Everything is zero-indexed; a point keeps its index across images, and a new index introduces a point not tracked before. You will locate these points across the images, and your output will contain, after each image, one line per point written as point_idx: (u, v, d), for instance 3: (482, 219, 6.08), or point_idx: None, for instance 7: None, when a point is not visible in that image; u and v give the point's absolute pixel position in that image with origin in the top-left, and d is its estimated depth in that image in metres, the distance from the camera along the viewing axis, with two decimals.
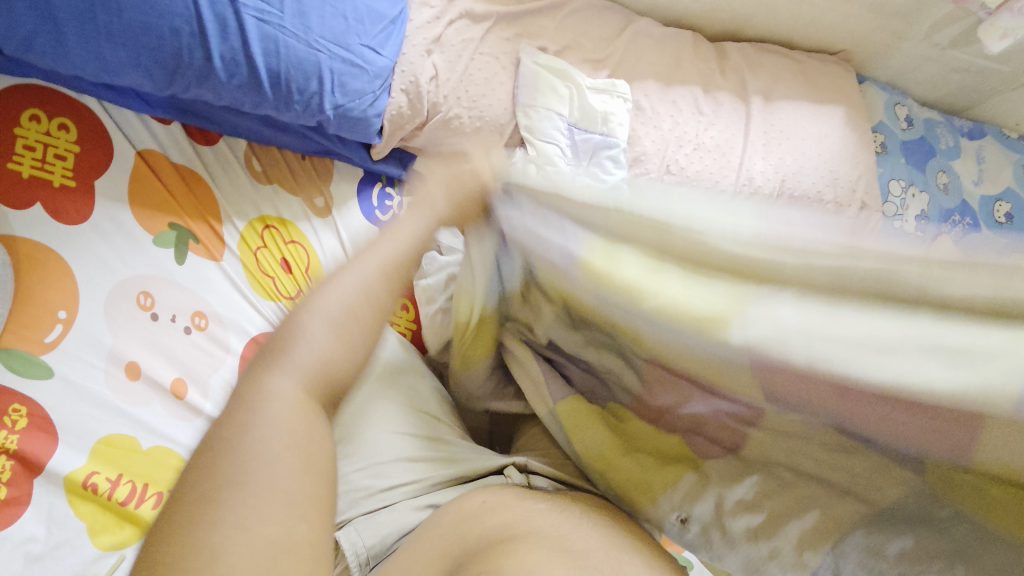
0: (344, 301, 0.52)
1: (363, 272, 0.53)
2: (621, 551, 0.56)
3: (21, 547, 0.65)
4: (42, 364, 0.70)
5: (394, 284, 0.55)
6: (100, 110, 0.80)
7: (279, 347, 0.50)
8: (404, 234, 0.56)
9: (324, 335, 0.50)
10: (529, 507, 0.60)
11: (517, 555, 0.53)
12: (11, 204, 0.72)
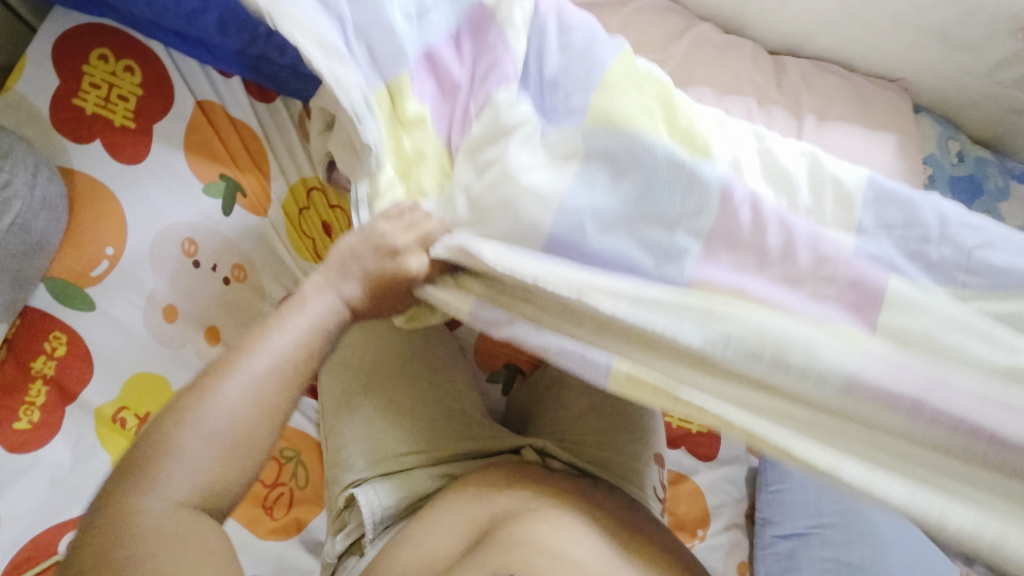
0: (229, 415, 0.51)
1: (250, 379, 0.52)
2: (631, 530, 0.61)
3: (47, 470, 0.69)
4: (85, 298, 0.73)
5: (282, 393, 0.53)
6: (165, 57, 0.80)
7: (148, 463, 0.49)
8: (269, 355, 0.54)
9: (200, 450, 0.49)
10: (553, 486, 0.64)
11: (535, 523, 0.57)
12: (73, 137, 0.74)
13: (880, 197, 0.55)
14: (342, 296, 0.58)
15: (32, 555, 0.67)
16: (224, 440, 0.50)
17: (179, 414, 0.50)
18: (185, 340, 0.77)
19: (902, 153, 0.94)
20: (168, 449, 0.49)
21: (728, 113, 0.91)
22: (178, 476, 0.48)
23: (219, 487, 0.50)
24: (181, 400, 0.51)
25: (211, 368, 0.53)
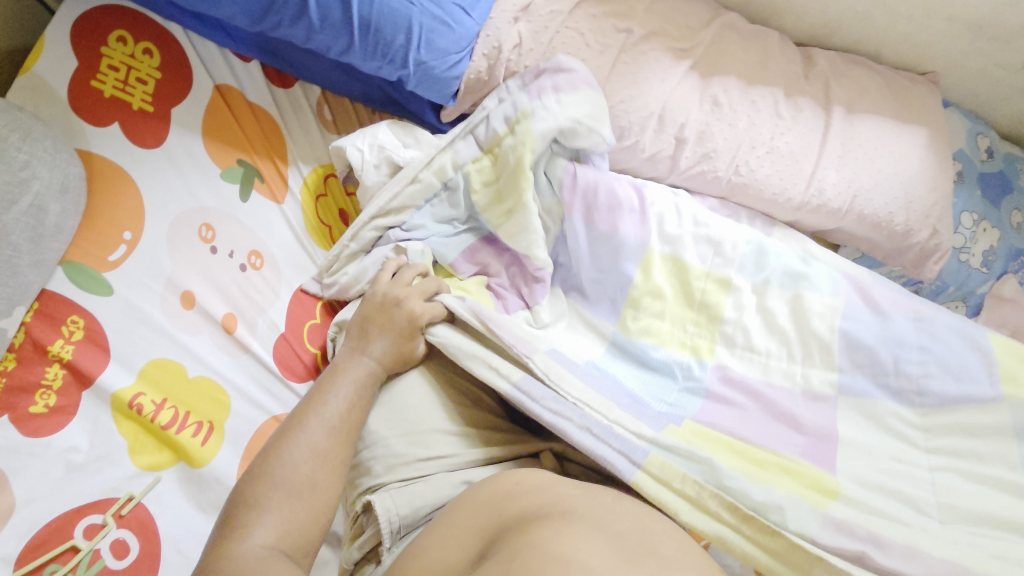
0: (300, 463, 0.60)
1: (314, 436, 0.62)
2: (655, 537, 0.55)
3: (63, 455, 0.69)
4: (102, 281, 0.72)
5: (344, 440, 0.64)
6: (184, 39, 0.80)
7: (238, 511, 0.57)
8: (337, 403, 0.65)
9: (280, 496, 0.58)
10: (564, 493, 0.58)
11: (553, 530, 0.52)
12: (90, 119, 0.73)
13: (850, 346, 0.72)
14: (373, 357, 0.69)
15: (48, 538, 0.67)
16: (302, 489, 0.59)
17: (259, 474, 0.59)
18: (202, 327, 0.77)
19: (931, 147, 0.92)
20: (253, 496, 0.58)
21: (754, 104, 0.89)
22: (267, 515, 0.57)
23: (298, 527, 0.58)
24: (263, 460, 0.60)
25: (280, 435, 0.62)
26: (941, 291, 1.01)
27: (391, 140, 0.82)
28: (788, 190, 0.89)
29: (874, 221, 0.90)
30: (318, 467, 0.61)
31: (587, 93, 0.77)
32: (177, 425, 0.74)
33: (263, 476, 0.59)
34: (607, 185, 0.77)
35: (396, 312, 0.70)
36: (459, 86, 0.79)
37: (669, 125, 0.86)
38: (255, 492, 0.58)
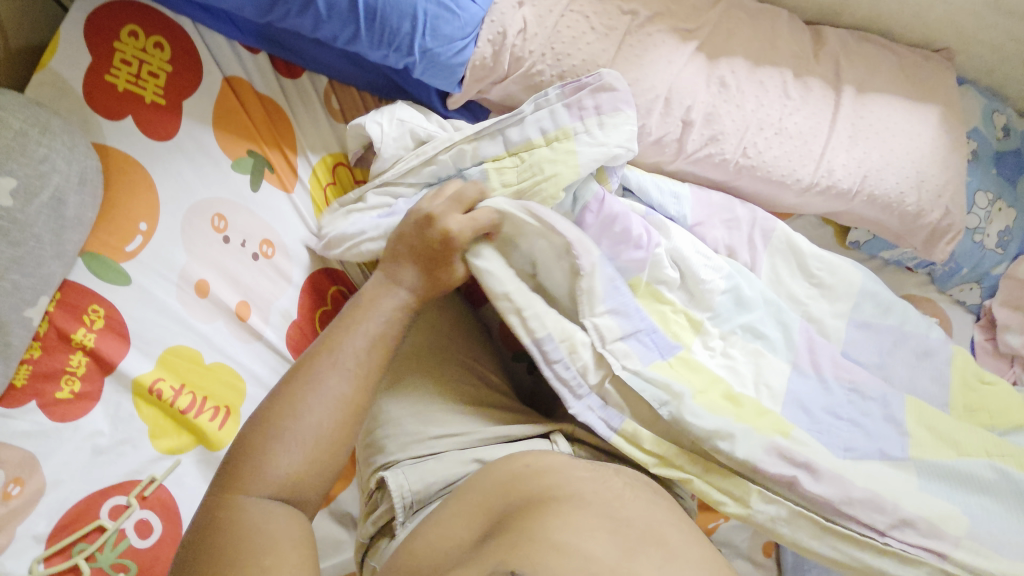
0: (316, 408, 0.62)
1: (329, 382, 0.63)
2: (660, 525, 0.57)
3: (89, 439, 0.71)
4: (120, 271, 0.74)
5: (359, 385, 0.65)
6: (193, 32, 0.81)
7: (251, 447, 0.60)
8: (357, 344, 0.66)
9: (289, 440, 0.60)
10: (574, 477, 0.58)
11: (563, 519, 0.54)
12: (104, 113, 0.75)
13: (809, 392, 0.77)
14: (405, 287, 0.69)
15: (75, 518, 0.70)
16: (308, 438, 0.61)
17: (276, 413, 0.62)
18: (216, 315, 0.79)
19: (944, 125, 0.90)
20: (265, 438, 0.60)
21: (762, 85, 0.88)
22: (274, 453, 0.60)
23: (304, 474, 0.61)
24: (278, 395, 0.63)
25: (296, 370, 0.64)
26: (955, 272, 1.00)
27: (412, 115, 0.81)
28: (797, 171, 0.88)
29: (885, 203, 0.89)
30: (331, 415, 0.62)
31: (626, 114, 0.77)
32: (195, 410, 0.77)
33: (277, 419, 0.61)
34: (625, 219, 0.77)
35: (429, 231, 0.69)
36: (465, 73, 0.79)
37: (676, 108, 0.86)
38: (268, 431, 0.61)
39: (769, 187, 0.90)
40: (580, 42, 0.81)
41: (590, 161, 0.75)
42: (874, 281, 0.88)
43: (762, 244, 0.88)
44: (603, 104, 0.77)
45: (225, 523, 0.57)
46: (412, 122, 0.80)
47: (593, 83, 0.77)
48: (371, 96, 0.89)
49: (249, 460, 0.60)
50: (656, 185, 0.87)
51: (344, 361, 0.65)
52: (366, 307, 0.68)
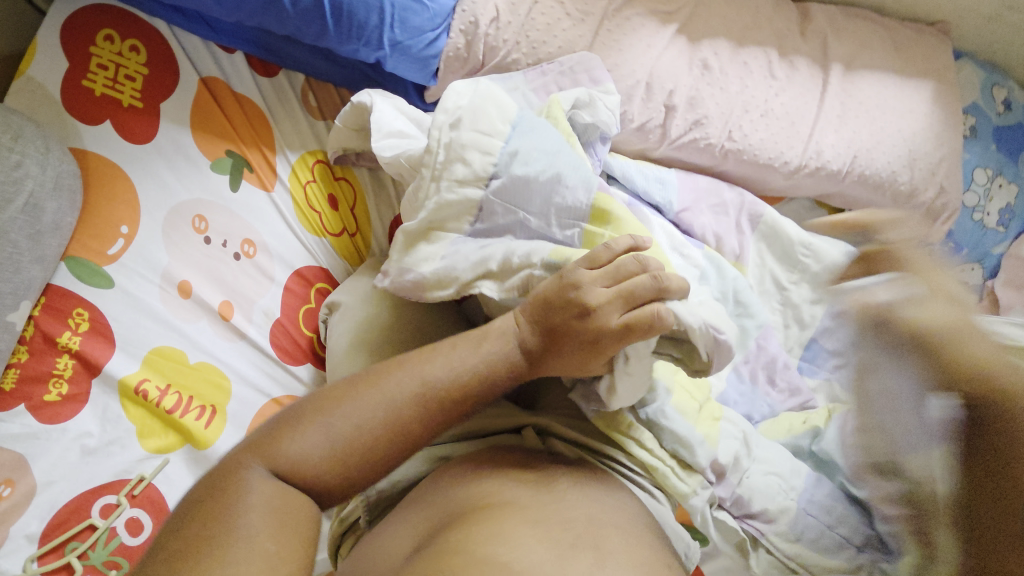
0: (380, 417, 0.55)
1: (401, 395, 0.56)
2: (599, 526, 0.56)
3: (78, 440, 0.72)
4: (103, 274, 0.75)
5: (430, 416, 0.56)
6: (169, 34, 0.81)
7: (299, 417, 0.55)
8: (441, 371, 0.58)
9: (335, 431, 0.54)
10: (517, 477, 0.60)
11: (492, 527, 0.53)
12: (82, 118, 0.75)
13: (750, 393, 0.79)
14: (519, 336, 0.60)
15: (67, 517, 0.71)
16: (347, 445, 0.54)
17: (342, 398, 0.56)
18: (200, 315, 0.79)
19: (937, 101, 0.88)
20: (316, 416, 0.54)
21: (746, 66, 0.86)
22: (306, 441, 0.53)
23: (339, 475, 0.54)
24: (336, 391, 0.57)
25: (369, 376, 0.58)
26: (956, 252, 0.97)
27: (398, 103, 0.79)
28: (784, 153, 0.86)
29: (877, 182, 0.87)
30: (396, 433, 0.55)
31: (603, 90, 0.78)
32: (181, 409, 0.77)
33: (335, 403, 0.55)
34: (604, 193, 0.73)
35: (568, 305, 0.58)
36: (439, 65, 0.78)
37: (657, 93, 0.84)
38: (321, 409, 0.55)
39: (756, 170, 0.87)
40: (554, 29, 0.80)
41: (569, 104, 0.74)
42: None
43: (750, 229, 0.87)
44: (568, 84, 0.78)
45: (240, 486, 0.50)
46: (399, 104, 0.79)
47: (570, 66, 0.79)
48: (348, 91, 0.90)
49: (294, 429, 0.54)
50: (640, 172, 0.85)
51: (424, 376, 0.57)
52: (471, 347, 0.60)
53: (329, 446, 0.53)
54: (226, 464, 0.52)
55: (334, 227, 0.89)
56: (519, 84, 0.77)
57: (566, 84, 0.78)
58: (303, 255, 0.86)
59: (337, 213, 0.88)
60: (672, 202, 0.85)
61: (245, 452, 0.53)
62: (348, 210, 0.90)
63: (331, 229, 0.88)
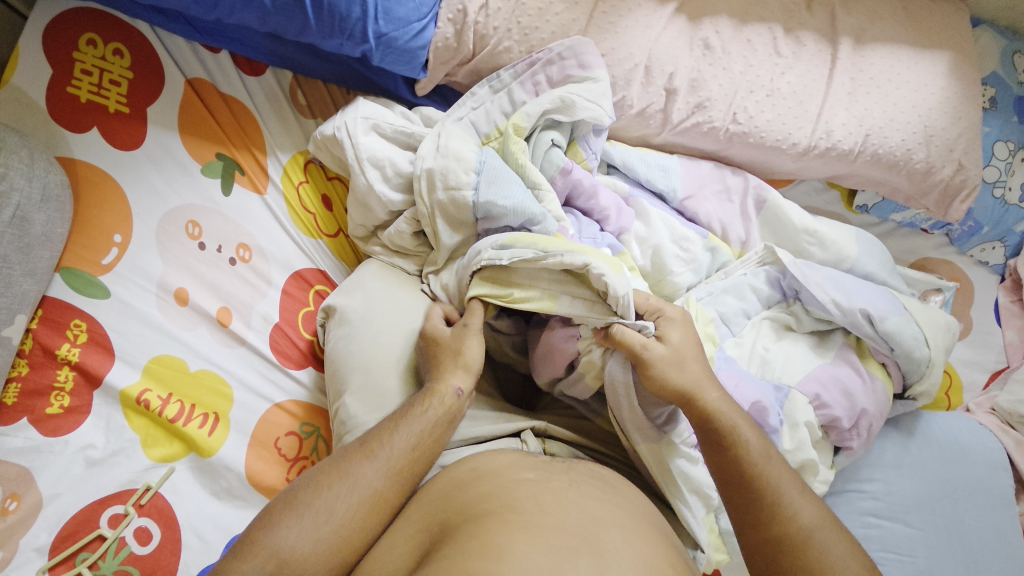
0: (349, 493, 0.59)
1: (367, 469, 0.60)
2: (599, 526, 0.55)
3: (81, 452, 0.72)
4: (99, 285, 0.74)
5: (393, 483, 0.61)
6: (152, 36, 0.79)
7: (279, 513, 0.57)
8: (398, 440, 0.62)
9: (317, 518, 0.57)
10: (516, 477, 0.60)
11: (488, 535, 0.53)
12: (69, 126, 0.74)
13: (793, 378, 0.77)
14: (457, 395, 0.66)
15: (76, 529, 0.70)
16: (328, 531, 0.56)
17: (314, 486, 0.59)
18: (199, 322, 0.79)
19: (954, 73, 0.83)
20: (295, 508, 0.57)
21: (750, 44, 0.83)
22: (284, 535, 0.55)
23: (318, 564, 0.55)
24: (302, 485, 0.59)
25: (330, 466, 0.61)
26: (975, 231, 0.94)
27: (377, 112, 0.78)
28: (793, 134, 0.82)
29: (891, 161, 0.83)
30: (368, 507, 0.59)
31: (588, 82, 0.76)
32: (183, 418, 0.76)
33: (310, 491, 0.58)
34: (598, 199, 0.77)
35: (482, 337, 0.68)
36: (428, 56, 0.76)
37: (657, 76, 0.81)
38: (297, 501, 0.58)
39: (763, 153, 0.84)
40: (547, 13, 0.77)
41: (541, 110, 0.73)
42: (870, 257, 0.85)
43: (755, 213, 0.86)
44: (554, 76, 0.76)
45: None
46: (379, 120, 0.77)
47: (561, 52, 0.75)
48: (338, 87, 0.90)
49: (274, 523, 0.56)
50: (641, 160, 0.83)
51: (386, 449, 0.62)
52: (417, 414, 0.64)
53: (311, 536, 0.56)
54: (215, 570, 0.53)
55: (328, 228, 0.90)
56: (507, 82, 0.76)
57: (554, 72, 0.76)
58: (297, 256, 0.87)
59: (331, 214, 0.90)
60: (677, 189, 0.84)
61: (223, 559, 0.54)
62: (341, 210, 0.91)
63: (325, 230, 0.90)
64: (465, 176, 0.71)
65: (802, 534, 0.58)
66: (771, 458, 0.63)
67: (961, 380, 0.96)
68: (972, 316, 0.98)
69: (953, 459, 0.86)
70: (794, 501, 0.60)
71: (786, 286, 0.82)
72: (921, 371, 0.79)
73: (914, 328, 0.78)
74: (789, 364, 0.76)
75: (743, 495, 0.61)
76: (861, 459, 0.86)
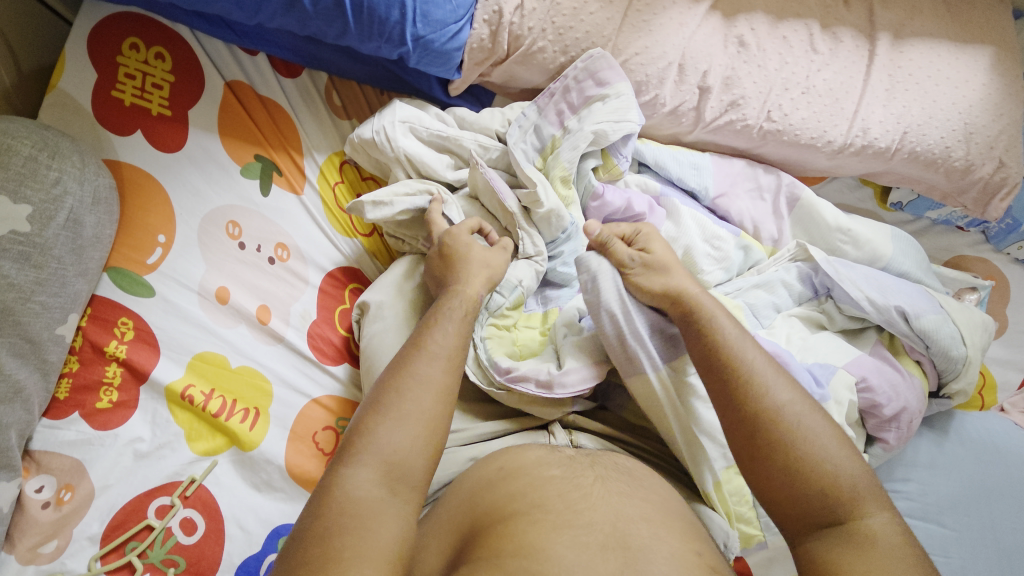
0: (427, 381, 0.58)
1: (433, 357, 0.60)
2: (628, 522, 0.55)
3: (130, 445, 0.74)
4: (144, 283, 0.76)
5: (456, 367, 0.61)
6: (192, 39, 0.81)
7: (369, 416, 0.56)
8: (453, 329, 0.63)
9: (406, 416, 0.56)
10: (543, 475, 0.59)
11: (518, 538, 0.53)
12: (114, 129, 0.76)
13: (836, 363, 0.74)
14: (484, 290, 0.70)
15: (125, 519, 0.73)
16: (419, 425, 0.56)
17: (394, 384, 0.58)
18: (238, 320, 0.81)
19: (996, 68, 0.82)
20: (380, 410, 0.56)
21: (785, 41, 0.82)
22: (385, 438, 0.54)
23: (418, 456, 0.55)
24: (384, 385, 0.58)
25: (395, 370, 0.59)
26: (1013, 228, 0.91)
27: (413, 115, 0.79)
28: (828, 132, 0.82)
29: (928, 159, 0.82)
30: (447, 394, 0.59)
31: (620, 85, 0.77)
32: (226, 413, 0.78)
33: (391, 390, 0.57)
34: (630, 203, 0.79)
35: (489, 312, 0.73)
36: (462, 58, 0.77)
37: (691, 74, 0.80)
38: (384, 402, 0.57)
39: (798, 151, 0.84)
40: (582, 11, 0.77)
41: (584, 139, 0.75)
42: (906, 256, 0.84)
43: (788, 212, 0.86)
44: (585, 83, 0.76)
45: (336, 498, 0.51)
46: (416, 123, 0.78)
47: (577, 74, 0.76)
48: (371, 88, 0.91)
49: (367, 426, 0.55)
50: (674, 158, 0.83)
51: (444, 338, 0.62)
52: (457, 302, 0.66)
53: (409, 431, 0.55)
54: (320, 491, 0.52)
55: (362, 226, 0.92)
56: (534, 120, 0.78)
57: (584, 78, 0.76)
58: (333, 255, 0.89)
59: None
60: (709, 188, 0.85)
61: (327, 473, 0.53)
62: None
63: (360, 229, 0.92)
64: (554, 230, 0.76)
65: (781, 411, 0.59)
66: (749, 344, 0.63)
67: (995, 379, 0.95)
68: (1007, 315, 0.96)
69: (988, 459, 0.86)
70: (770, 382, 0.61)
71: (818, 284, 0.81)
72: (957, 368, 0.78)
73: (952, 327, 0.77)
74: (825, 350, 0.75)
75: (723, 377, 0.62)
76: (895, 458, 0.86)
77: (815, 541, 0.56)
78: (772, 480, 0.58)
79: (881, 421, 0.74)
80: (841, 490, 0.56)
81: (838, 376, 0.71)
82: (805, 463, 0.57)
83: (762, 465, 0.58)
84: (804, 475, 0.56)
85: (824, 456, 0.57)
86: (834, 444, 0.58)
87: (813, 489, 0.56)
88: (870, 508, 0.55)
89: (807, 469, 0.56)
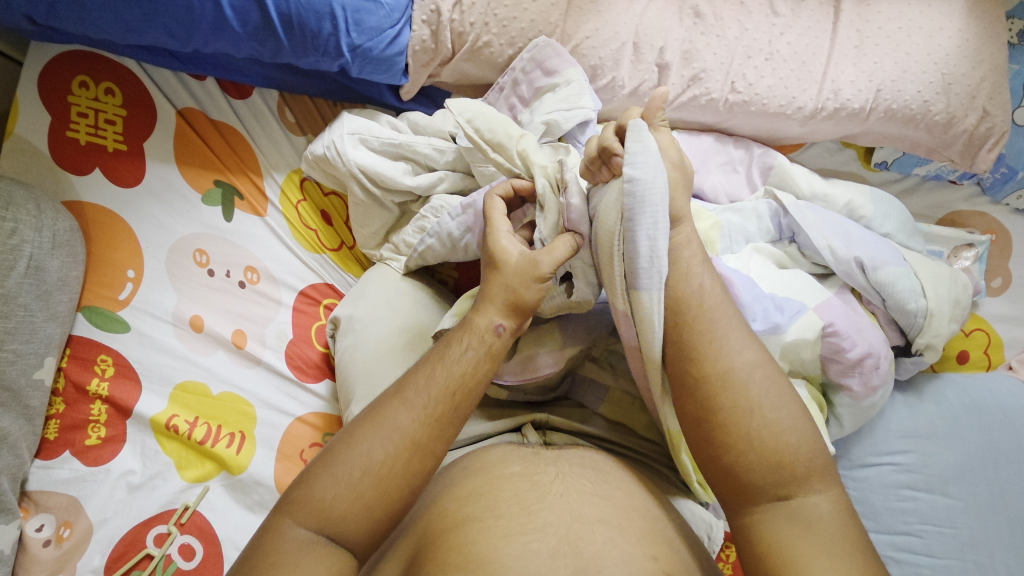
0: (388, 441, 0.57)
1: (403, 411, 0.58)
2: (583, 526, 0.55)
3: (123, 478, 0.76)
4: (118, 319, 0.77)
5: (431, 425, 0.58)
6: (140, 72, 0.80)
7: (319, 466, 0.57)
8: (436, 383, 0.60)
9: (354, 472, 0.56)
10: (503, 473, 0.60)
11: (468, 548, 0.53)
12: (73, 170, 0.76)
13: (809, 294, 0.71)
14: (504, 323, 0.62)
15: (125, 550, 0.74)
16: (363, 482, 0.56)
17: (351, 436, 0.58)
18: (215, 347, 0.81)
19: (973, 10, 0.77)
20: (327, 460, 0.57)
21: (744, 6, 0.79)
22: (323, 492, 0.55)
23: (361, 512, 0.55)
24: (345, 433, 0.59)
25: (365, 418, 0.59)
26: (1009, 177, 0.86)
27: (363, 126, 0.79)
28: (797, 98, 0.78)
29: (906, 115, 0.78)
30: (415, 451, 0.57)
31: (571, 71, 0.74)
32: (211, 439, 0.79)
33: (346, 441, 0.58)
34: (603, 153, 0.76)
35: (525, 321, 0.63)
36: (407, 61, 0.75)
37: (647, 52, 0.77)
38: (337, 453, 0.57)
39: (768, 120, 0.80)
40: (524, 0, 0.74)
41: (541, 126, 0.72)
42: (888, 219, 0.80)
43: (762, 182, 0.82)
44: (539, 77, 0.74)
45: (271, 546, 0.53)
46: (366, 133, 0.78)
47: (525, 66, 0.74)
48: (324, 101, 0.90)
49: (311, 476, 0.57)
50: None
51: (426, 395, 0.59)
52: (447, 352, 0.61)
53: (355, 487, 0.55)
54: (259, 537, 0.55)
55: (330, 241, 0.91)
56: None
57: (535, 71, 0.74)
58: (303, 272, 0.88)
59: (331, 228, 0.91)
60: None
61: (270, 514, 0.56)
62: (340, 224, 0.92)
63: (328, 244, 0.91)
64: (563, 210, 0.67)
65: (733, 372, 0.57)
66: (724, 307, 0.60)
67: (1001, 336, 0.89)
68: (1011, 270, 0.90)
69: (992, 424, 0.82)
70: (728, 340, 0.58)
71: (784, 226, 0.77)
72: (917, 322, 0.74)
73: (913, 280, 0.74)
74: (796, 288, 0.71)
75: (681, 331, 0.59)
76: (892, 429, 0.84)
77: (756, 518, 0.56)
78: (726, 448, 0.56)
79: (844, 367, 0.71)
80: (796, 464, 0.55)
81: (803, 317, 0.68)
82: (763, 435, 0.56)
83: (704, 426, 0.57)
84: (752, 443, 0.56)
85: (773, 428, 0.56)
86: (794, 414, 0.57)
87: (757, 458, 0.55)
88: (818, 485, 0.55)
89: (763, 441, 0.56)
